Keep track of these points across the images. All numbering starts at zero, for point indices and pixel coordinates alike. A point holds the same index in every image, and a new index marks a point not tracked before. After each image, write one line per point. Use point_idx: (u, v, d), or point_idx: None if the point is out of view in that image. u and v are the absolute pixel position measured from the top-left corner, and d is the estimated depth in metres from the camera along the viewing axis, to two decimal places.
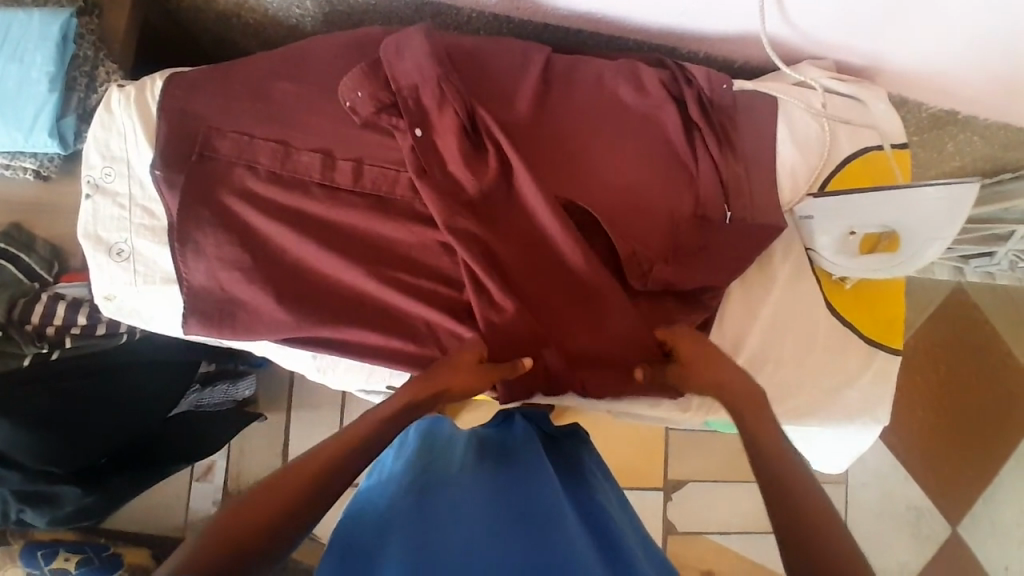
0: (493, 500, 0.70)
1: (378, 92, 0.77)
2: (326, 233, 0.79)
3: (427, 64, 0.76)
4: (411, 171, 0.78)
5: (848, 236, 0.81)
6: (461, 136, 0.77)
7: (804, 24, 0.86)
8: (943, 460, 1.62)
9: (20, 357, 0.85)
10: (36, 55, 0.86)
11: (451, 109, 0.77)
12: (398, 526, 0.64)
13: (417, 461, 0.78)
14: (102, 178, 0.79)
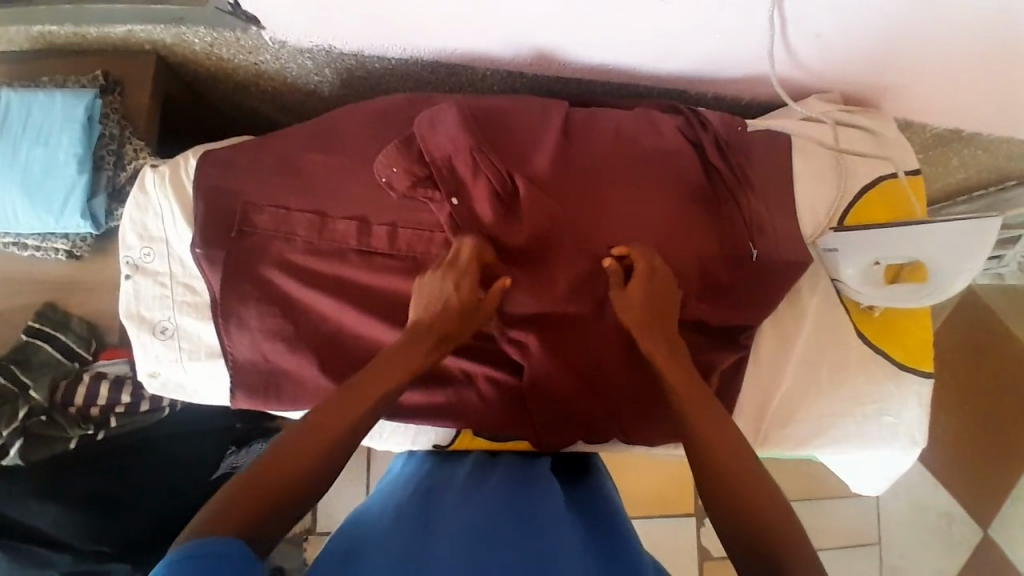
0: (491, 506, 0.73)
1: (411, 164, 0.80)
2: (364, 298, 0.81)
3: (459, 135, 0.79)
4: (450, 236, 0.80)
5: (872, 267, 0.83)
6: (494, 203, 0.80)
7: (809, 62, 0.90)
8: (969, 463, 1.62)
9: (67, 441, 0.85)
10: (63, 138, 0.87)
11: (482, 177, 0.79)
12: (391, 532, 0.68)
13: (427, 472, 0.83)
14: (141, 259, 0.81)
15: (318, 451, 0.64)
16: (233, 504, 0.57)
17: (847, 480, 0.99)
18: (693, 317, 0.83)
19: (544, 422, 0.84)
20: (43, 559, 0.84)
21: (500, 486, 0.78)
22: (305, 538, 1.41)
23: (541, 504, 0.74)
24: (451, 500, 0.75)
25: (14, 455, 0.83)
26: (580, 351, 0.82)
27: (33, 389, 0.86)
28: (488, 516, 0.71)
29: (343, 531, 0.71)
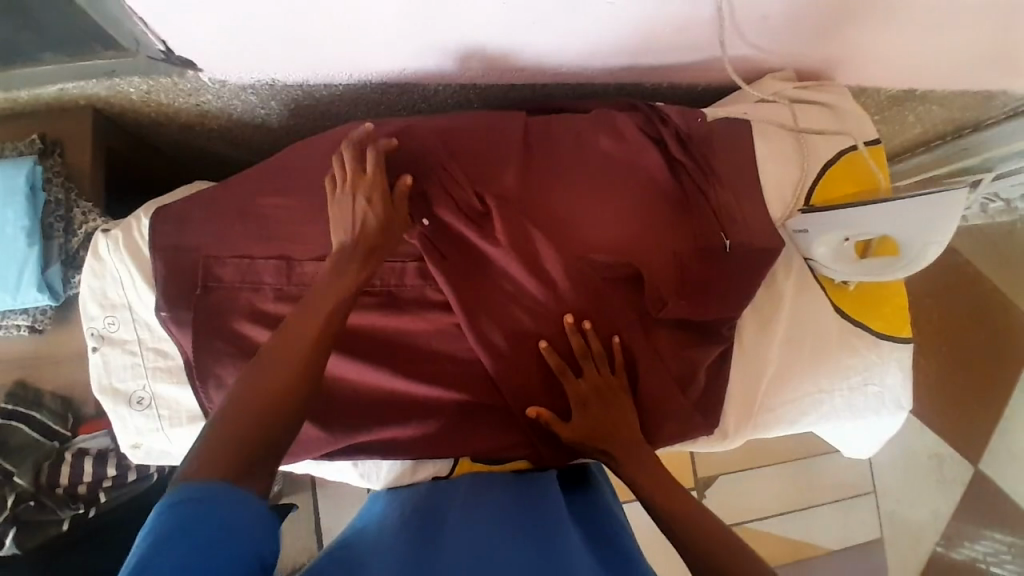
0: (495, 516, 0.75)
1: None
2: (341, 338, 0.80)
3: (423, 156, 0.81)
4: (426, 260, 0.81)
5: (842, 243, 0.84)
6: (462, 214, 0.81)
7: (760, 42, 0.89)
8: (957, 405, 1.67)
9: (59, 522, 0.85)
10: (6, 212, 0.84)
11: (450, 196, 0.81)
12: (388, 542, 0.70)
13: (427, 489, 0.83)
14: (106, 329, 0.78)
15: (289, 375, 0.61)
16: (215, 448, 0.56)
17: (841, 446, 1.01)
18: (675, 315, 0.83)
19: (542, 437, 0.83)
20: None
21: (505, 500, 0.78)
22: None
23: (545, 513, 0.76)
24: (455, 516, 0.76)
25: (9, 544, 0.82)
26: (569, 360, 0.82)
27: (17, 476, 0.84)
28: (495, 531, 0.72)
29: (339, 540, 0.73)
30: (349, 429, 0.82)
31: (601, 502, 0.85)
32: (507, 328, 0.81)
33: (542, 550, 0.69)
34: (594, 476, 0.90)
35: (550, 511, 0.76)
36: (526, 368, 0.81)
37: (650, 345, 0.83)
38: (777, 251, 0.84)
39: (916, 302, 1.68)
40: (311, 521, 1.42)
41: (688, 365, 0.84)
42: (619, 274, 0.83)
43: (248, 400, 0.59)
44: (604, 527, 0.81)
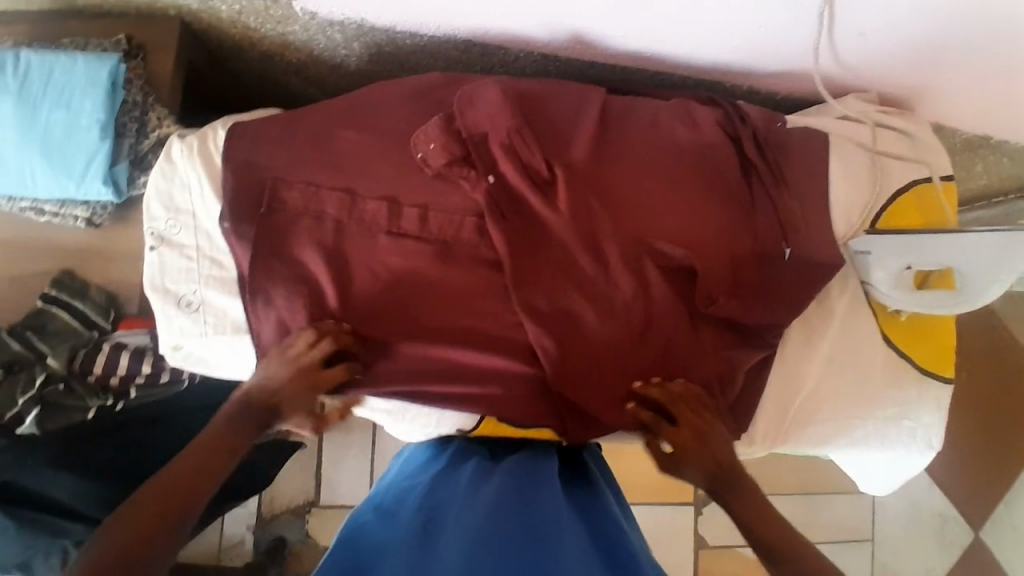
0: (488, 500, 0.76)
1: (449, 142, 0.79)
2: (392, 280, 0.80)
3: (500, 115, 0.79)
4: (486, 217, 0.80)
5: (902, 271, 0.83)
6: (527, 177, 0.79)
7: (853, 61, 0.88)
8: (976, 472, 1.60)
9: (86, 411, 0.85)
10: (86, 102, 0.85)
11: (517, 160, 0.79)
12: (395, 533, 0.74)
13: (427, 480, 0.83)
14: (167, 230, 0.79)
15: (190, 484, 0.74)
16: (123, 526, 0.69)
17: (859, 483, 0.99)
18: (722, 313, 0.82)
19: (572, 411, 0.83)
20: (56, 528, 0.89)
21: (502, 491, 0.78)
22: (309, 509, 1.43)
23: (540, 504, 0.76)
24: (454, 511, 0.75)
25: (30, 423, 0.83)
26: (610, 341, 0.81)
27: (51, 357, 0.86)
28: (492, 522, 0.72)
29: (351, 528, 0.77)
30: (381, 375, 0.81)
31: (604, 501, 0.84)
32: (555, 298, 0.80)
33: (537, 543, 0.70)
34: (590, 472, 0.91)
35: (546, 504, 0.76)
36: (567, 340, 0.80)
37: (693, 339, 0.82)
38: (837, 265, 0.83)
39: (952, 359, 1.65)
40: (312, 466, 1.45)
41: (728, 366, 0.83)
42: (673, 265, 0.82)
43: (152, 494, 0.71)
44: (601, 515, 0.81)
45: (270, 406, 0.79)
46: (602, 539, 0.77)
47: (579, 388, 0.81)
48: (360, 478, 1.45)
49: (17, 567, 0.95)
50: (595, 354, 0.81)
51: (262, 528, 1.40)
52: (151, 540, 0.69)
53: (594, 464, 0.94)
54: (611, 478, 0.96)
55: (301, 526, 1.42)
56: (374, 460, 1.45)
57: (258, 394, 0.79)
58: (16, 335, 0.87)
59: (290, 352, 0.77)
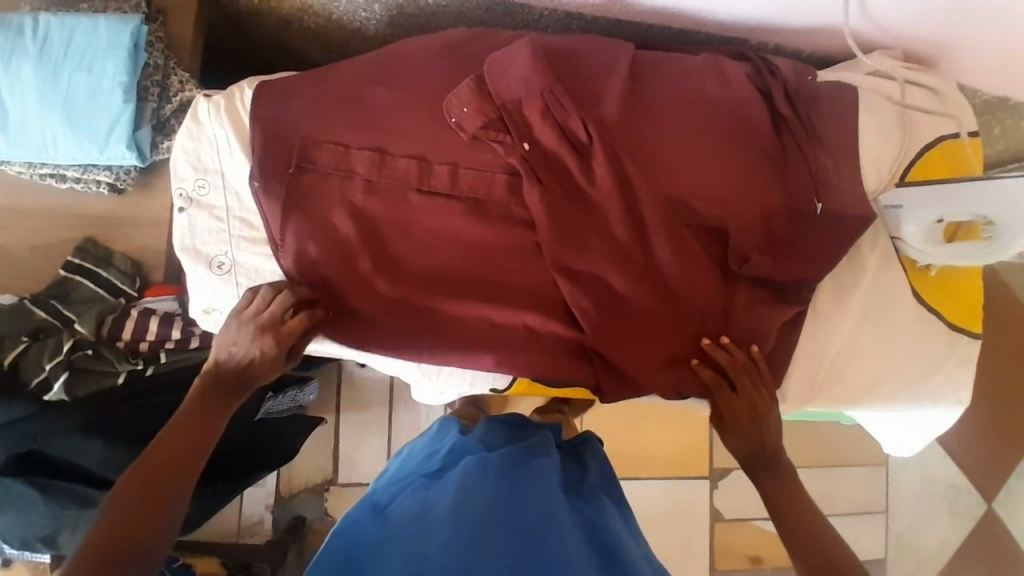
0: (481, 499, 0.74)
1: (480, 106, 0.78)
2: (424, 238, 0.80)
3: (533, 78, 0.78)
4: (524, 182, 0.79)
5: (935, 224, 0.82)
6: (559, 134, 0.78)
7: (881, 15, 0.87)
8: (993, 441, 1.47)
9: (115, 375, 0.85)
10: (108, 64, 0.83)
11: (547, 115, 0.78)
12: (391, 540, 0.72)
13: (421, 480, 0.82)
14: (195, 190, 0.80)
15: (178, 462, 0.69)
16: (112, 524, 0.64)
17: (884, 437, 1.00)
18: (755, 269, 0.81)
19: (608, 370, 0.82)
20: (83, 497, 0.86)
21: (493, 489, 0.76)
22: (328, 487, 1.42)
23: (536, 503, 0.75)
24: (446, 506, 0.74)
25: (58, 389, 0.83)
26: (640, 301, 0.80)
27: (79, 323, 0.87)
28: (482, 525, 0.71)
29: (346, 533, 0.76)
30: (410, 336, 0.80)
31: (602, 508, 0.82)
32: (589, 259, 0.79)
33: (535, 549, 0.69)
34: (589, 465, 0.91)
35: (543, 504, 0.75)
36: (599, 301, 0.80)
37: (723, 299, 0.82)
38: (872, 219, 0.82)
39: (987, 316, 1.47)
40: (330, 443, 1.43)
41: (760, 319, 0.82)
42: (703, 223, 0.81)
43: (143, 472, 0.67)
44: (597, 515, 0.80)
45: (240, 375, 0.74)
46: (601, 542, 0.76)
47: (614, 348, 0.80)
48: (377, 456, 1.44)
49: (41, 542, 0.90)
50: (625, 309, 0.81)
51: (281, 506, 1.40)
52: (148, 522, 0.65)
53: (595, 462, 0.92)
54: (613, 472, 0.94)
55: (320, 504, 1.41)
56: (391, 437, 1.44)
57: (226, 363, 0.73)
58: (39, 302, 0.87)
59: (257, 314, 0.74)
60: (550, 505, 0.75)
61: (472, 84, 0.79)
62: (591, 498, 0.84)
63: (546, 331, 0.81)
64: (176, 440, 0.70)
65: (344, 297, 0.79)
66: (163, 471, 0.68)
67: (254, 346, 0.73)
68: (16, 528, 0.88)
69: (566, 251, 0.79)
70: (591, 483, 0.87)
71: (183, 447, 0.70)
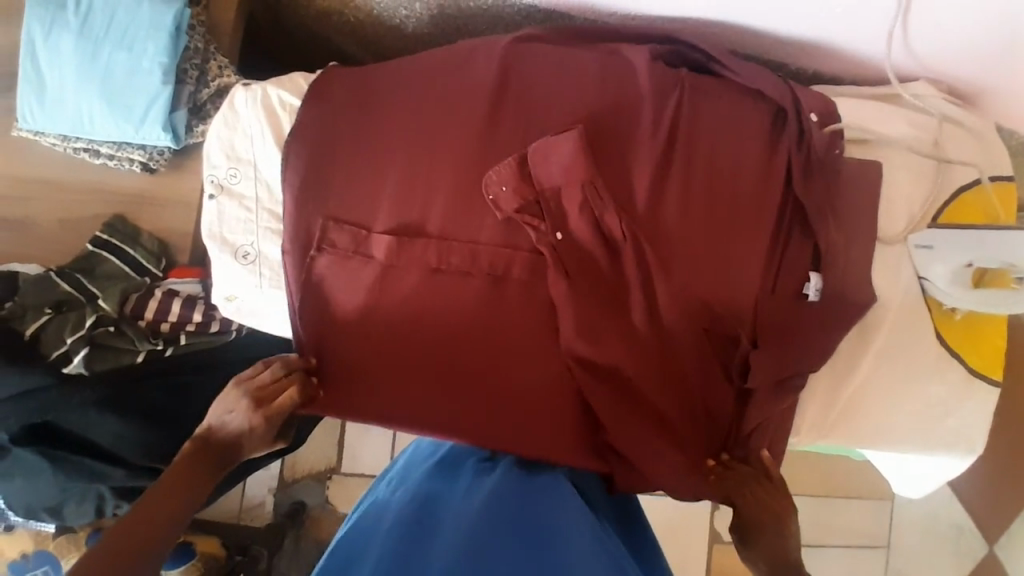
0: (484, 500, 0.73)
1: (518, 185, 0.78)
2: (438, 304, 0.79)
3: (574, 168, 0.77)
4: (548, 261, 0.78)
5: (963, 268, 0.81)
6: (584, 209, 0.78)
7: (925, 51, 0.86)
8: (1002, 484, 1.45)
9: (135, 353, 0.87)
10: (149, 45, 0.84)
11: (574, 184, 0.77)
12: (390, 530, 0.70)
13: (427, 478, 0.81)
14: (226, 179, 0.82)
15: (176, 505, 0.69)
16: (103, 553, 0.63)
17: (891, 477, 0.99)
18: (759, 372, 0.77)
19: (617, 461, 0.81)
20: (94, 471, 0.88)
21: (496, 495, 0.75)
22: (330, 475, 1.43)
23: (540, 510, 0.74)
24: (448, 512, 0.73)
25: (78, 363, 0.84)
26: (653, 396, 0.79)
27: (102, 299, 0.88)
28: (481, 524, 0.69)
29: (344, 533, 0.74)
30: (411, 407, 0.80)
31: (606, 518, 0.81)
32: (609, 351, 0.78)
33: (538, 544, 0.67)
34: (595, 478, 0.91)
35: (547, 509, 0.74)
36: (611, 389, 0.79)
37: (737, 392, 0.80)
38: (871, 307, 0.80)
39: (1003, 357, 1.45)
40: (335, 432, 1.45)
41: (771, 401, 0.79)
42: (725, 326, 0.79)
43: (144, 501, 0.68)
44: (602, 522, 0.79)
45: (230, 444, 0.73)
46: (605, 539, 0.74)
47: (621, 440, 0.79)
48: (381, 449, 1.44)
49: (47, 512, 0.93)
50: (632, 401, 0.79)
51: (283, 490, 1.42)
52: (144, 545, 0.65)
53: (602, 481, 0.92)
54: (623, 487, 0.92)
55: (321, 491, 1.42)
56: (396, 431, 1.45)
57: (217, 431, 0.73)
58: (64, 275, 0.88)
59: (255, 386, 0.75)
60: (558, 510, 0.73)
61: (511, 164, 0.78)
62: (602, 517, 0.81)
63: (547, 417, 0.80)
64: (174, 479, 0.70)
65: (355, 366, 0.80)
66: (167, 499, 0.69)
67: (247, 418, 0.73)
68: (24, 496, 0.90)
69: (579, 334, 0.77)
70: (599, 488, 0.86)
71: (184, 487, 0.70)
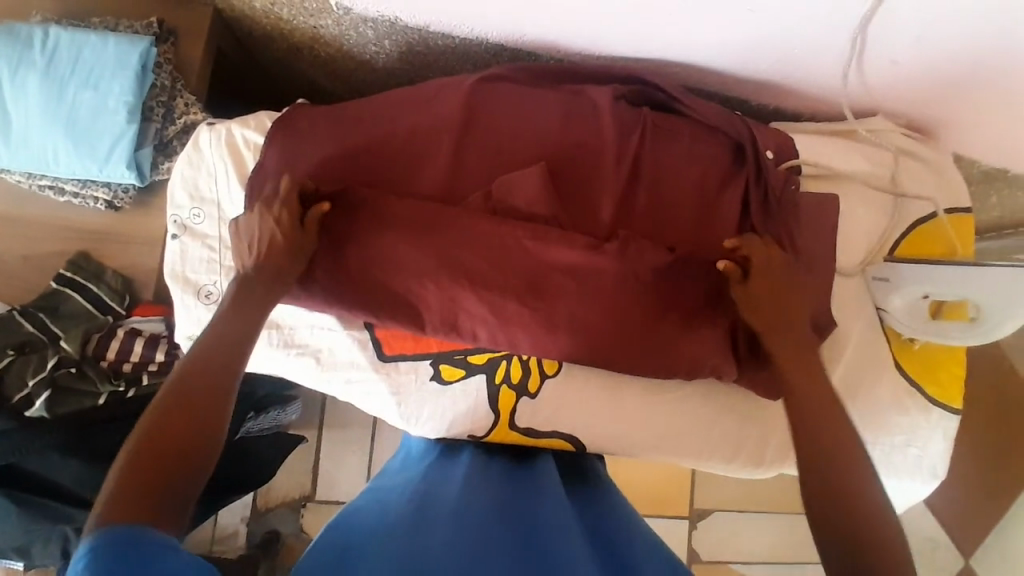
0: (485, 502, 0.73)
1: (487, 221, 0.78)
2: (416, 287, 0.79)
3: (538, 200, 0.78)
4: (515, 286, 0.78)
5: (919, 300, 0.83)
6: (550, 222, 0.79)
7: (881, 87, 0.88)
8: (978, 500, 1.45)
9: (95, 396, 0.86)
10: (114, 84, 0.84)
11: (539, 195, 0.78)
12: (390, 524, 0.69)
13: (420, 478, 0.79)
14: (190, 219, 0.82)
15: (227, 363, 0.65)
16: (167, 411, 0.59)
17: None
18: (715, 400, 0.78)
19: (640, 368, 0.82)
20: (59, 513, 0.86)
21: (493, 502, 0.74)
22: (304, 503, 1.42)
23: (539, 509, 0.73)
24: (446, 508, 0.71)
25: (40, 406, 0.83)
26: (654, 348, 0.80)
27: (64, 341, 0.87)
28: (480, 524, 0.68)
29: (338, 524, 0.72)
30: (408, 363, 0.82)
31: (605, 504, 0.81)
32: (588, 323, 0.79)
33: (539, 538, 0.67)
34: (592, 474, 0.89)
35: (545, 507, 0.73)
36: (611, 333, 0.79)
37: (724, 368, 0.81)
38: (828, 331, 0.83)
39: (974, 374, 1.47)
40: (310, 458, 1.44)
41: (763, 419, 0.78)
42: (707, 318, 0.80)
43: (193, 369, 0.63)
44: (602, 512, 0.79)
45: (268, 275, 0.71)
46: (602, 530, 0.74)
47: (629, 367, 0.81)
48: (357, 476, 1.43)
49: (15, 552, 0.90)
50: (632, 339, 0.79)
51: (257, 519, 1.40)
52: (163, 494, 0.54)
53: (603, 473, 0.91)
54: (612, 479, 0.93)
55: (296, 520, 1.41)
56: (373, 457, 1.44)
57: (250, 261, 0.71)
58: (27, 314, 0.87)
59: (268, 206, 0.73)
60: (556, 510, 0.73)
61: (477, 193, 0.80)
62: (601, 510, 0.79)
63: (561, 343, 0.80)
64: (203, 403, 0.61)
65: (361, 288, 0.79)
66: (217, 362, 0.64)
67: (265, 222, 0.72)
68: None
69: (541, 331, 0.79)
70: (595, 483, 0.87)
71: (199, 418, 0.60)
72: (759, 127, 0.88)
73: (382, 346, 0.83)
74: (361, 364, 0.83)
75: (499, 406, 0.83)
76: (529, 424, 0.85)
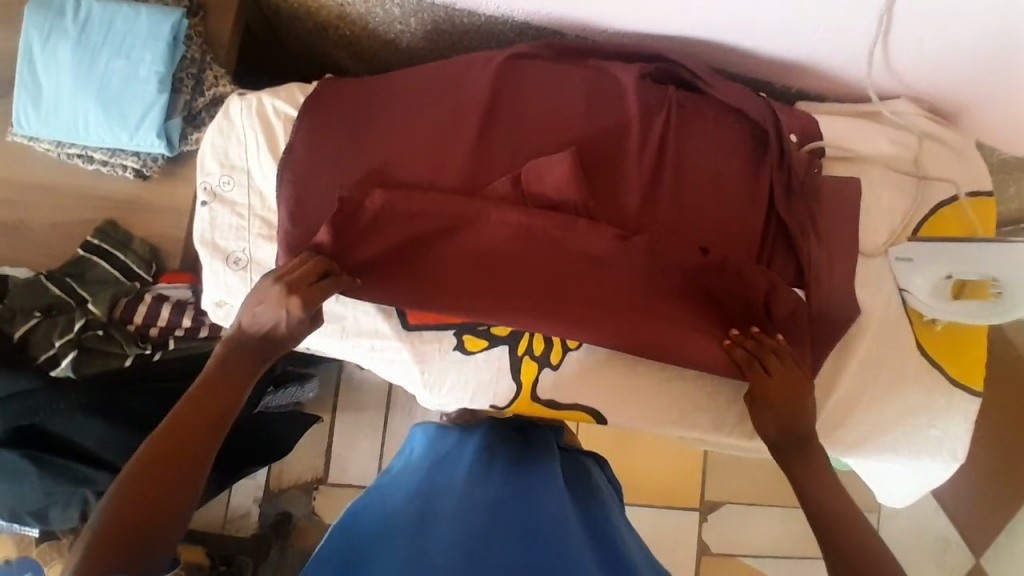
0: (486, 502, 0.75)
1: (513, 209, 0.78)
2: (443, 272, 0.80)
3: (567, 187, 0.78)
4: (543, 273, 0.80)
5: (942, 280, 0.83)
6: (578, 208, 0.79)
7: (905, 70, 0.88)
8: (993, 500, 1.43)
9: (122, 357, 0.87)
10: (146, 53, 0.86)
11: (567, 179, 0.78)
12: (395, 523, 0.71)
13: (423, 476, 0.81)
14: (220, 186, 0.83)
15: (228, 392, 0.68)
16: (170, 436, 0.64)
17: (877, 491, 1.01)
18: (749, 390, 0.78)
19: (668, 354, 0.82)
20: (78, 475, 0.87)
21: (494, 501, 0.75)
22: (316, 486, 1.42)
23: (541, 507, 0.75)
24: (449, 507, 0.73)
25: (66, 366, 0.84)
26: (680, 336, 0.80)
27: (92, 303, 0.89)
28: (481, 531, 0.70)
29: (345, 523, 0.74)
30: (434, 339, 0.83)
31: (602, 504, 0.83)
32: (613, 309, 0.80)
33: (538, 543, 0.69)
34: (594, 477, 0.89)
35: (545, 506, 0.75)
36: (636, 319, 0.80)
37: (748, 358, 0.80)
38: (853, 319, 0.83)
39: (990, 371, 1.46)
40: (323, 441, 1.44)
41: (804, 411, 0.76)
42: (731, 308, 0.81)
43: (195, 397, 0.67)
44: (599, 512, 0.81)
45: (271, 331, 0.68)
46: (599, 534, 0.76)
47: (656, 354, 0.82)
48: (369, 459, 1.44)
49: (31, 515, 0.91)
50: (658, 329, 0.80)
51: (270, 501, 1.41)
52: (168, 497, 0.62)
53: (601, 474, 0.91)
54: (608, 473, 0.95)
55: (307, 502, 1.41)
56: (385, 441, 1.45)
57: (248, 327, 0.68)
58: (54, 279, 0.89)
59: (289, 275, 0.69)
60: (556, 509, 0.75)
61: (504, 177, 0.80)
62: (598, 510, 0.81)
63: (587, 330, 0.80)
64: (197, 401, 0.66)
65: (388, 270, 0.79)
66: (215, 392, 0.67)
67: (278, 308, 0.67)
68: (7, 500, 0.89)
69: (566, 316, 0.80)
70: (593, 480, 0.88)
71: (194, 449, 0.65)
72: (784, 108, 0.89)
73: (406, 316, 0.83)
74: (384, 333, 0.83)
75: (521, 376, 0.84)
76: (552, 397, 0.85)
